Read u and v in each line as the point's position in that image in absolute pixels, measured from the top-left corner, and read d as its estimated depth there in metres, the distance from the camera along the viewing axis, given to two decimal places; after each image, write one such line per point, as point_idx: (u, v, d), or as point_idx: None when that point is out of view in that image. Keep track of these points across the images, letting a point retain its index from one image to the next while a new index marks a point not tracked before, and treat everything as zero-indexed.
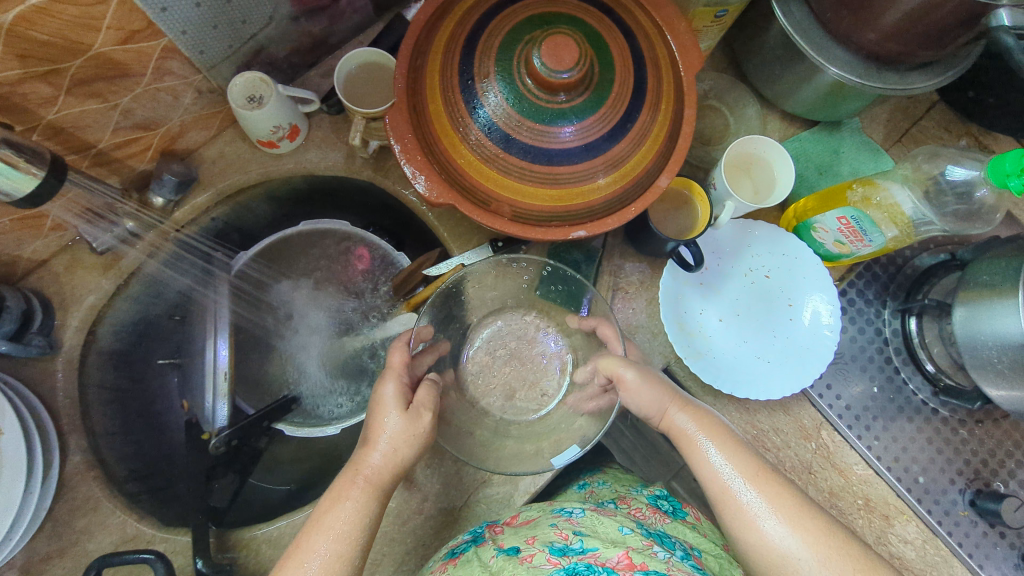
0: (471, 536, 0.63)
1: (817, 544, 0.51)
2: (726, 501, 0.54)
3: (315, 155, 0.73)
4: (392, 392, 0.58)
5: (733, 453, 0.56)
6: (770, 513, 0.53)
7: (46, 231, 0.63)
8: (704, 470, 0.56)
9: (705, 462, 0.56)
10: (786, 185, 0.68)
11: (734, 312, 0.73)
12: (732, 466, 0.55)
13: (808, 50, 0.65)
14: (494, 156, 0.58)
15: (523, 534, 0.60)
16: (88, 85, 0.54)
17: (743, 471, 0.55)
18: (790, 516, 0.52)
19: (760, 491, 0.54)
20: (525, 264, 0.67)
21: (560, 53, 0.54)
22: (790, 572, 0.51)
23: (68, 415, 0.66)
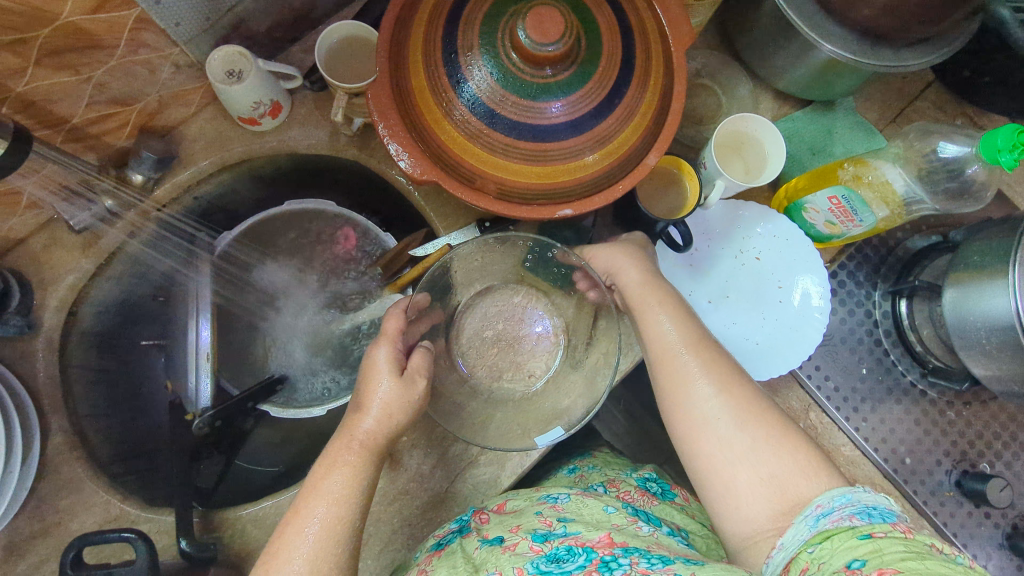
0: (457, 526, 0.63)
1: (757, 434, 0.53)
2: (691, 410, 0.56)
3: (298, 133, 0.71)
4: (384, 357, 0.58)
5: (708, 360, 0.57)
6: (720, 408, 0.55)
7: (22, 208, 0.62)
8: (672, 370, 0.58)
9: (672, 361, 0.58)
10: (779, 160, 0.67)
11: (724, 294, 0.72)
12: (704, 373, 0.57)
13: (801, 26, 0.64)
14: (479, 132, 0.57)
15: (507, 522, 0.60)
16: (58, 56, 0.52)
17: (715, 379, 0.56)
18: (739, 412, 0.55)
19: (726, 402, 0.55)
20: (517, 242, 0.67)
21: (544, 24, 0.52)
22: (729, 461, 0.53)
23: (50, 395, 0.65)
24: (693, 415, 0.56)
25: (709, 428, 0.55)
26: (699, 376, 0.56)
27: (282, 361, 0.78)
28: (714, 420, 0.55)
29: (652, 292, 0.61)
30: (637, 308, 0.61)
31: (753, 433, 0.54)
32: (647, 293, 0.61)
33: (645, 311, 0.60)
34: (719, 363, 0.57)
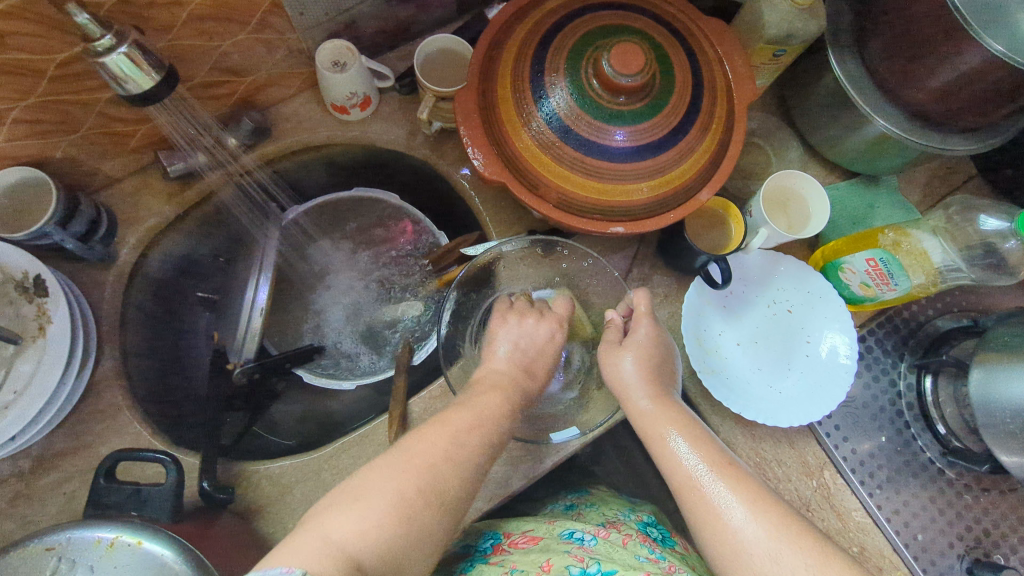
0: (473, 556, 0.63)
1: (748, 496, 0.50)
2: (668, 465, 0.55)
3: (380, 128, 0.77)
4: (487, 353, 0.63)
5: (733, 481, 0.51)
6: (711, 475, 0.52)
7: (128, 150, 0.69)
8: (699, 500, 0.52)
9: (658, 435, 0.56)
10: (826, 213, 0.70)
11: (752, 339, 0.74)
12: (732, 492, 0.51)
13: (858, 101, 0.69)
14: (551, 143, 0.62)
15: (535, 556, 0.59)
16: (200, 22, 0.59)
17: (743, 500, 0.50)
18: (736, 485, 0.51)
19: (726, 483, 0.51)
20: (567, 250, 0.72)
21: (627, 57, 0.58)
22: (720, 520, 0.50)
23: (109, 323, 0.69)
24: (725, 547, 0.49)
25: (747, 562, 0.48)
26: (668, 428, 0.56)
27: (319, 336, 0.81)
28: (751, 551, 0.48)
29: (663, 414, 0.58)
30: (652, 438, 0.57)
31: (792, 559, 0.46)
32: (659, 416, 0.57)
33: (660, 436, 0.56)
34: (741, 482, 0.51)
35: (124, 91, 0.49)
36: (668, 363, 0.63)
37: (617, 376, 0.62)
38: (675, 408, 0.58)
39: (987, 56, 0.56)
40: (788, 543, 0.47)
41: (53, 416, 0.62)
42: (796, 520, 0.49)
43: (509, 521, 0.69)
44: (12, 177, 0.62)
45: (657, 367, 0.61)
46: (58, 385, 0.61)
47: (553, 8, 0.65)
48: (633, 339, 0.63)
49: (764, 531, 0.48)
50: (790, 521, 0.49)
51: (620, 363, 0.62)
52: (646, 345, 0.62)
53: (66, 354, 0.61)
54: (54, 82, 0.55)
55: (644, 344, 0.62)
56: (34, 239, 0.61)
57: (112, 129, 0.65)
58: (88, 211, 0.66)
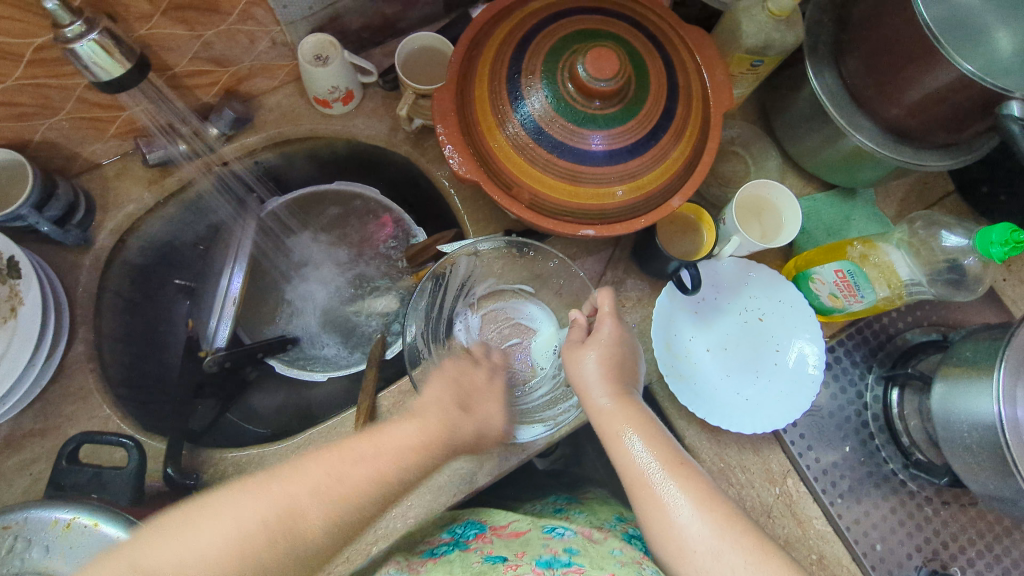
0: (452, 540, 0.63)
1: (699, 499, 0.51)
2: (621, 463, 0.55)
3: (362, 123, 0.78)
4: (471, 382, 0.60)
5: (684, 480, 0.52)
6: (664, 474, 0.52)
7: (109, 135, 0.69)
8: (650, 496, 0.52)
9: (616, 435, 0.56)
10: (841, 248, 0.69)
11: (722, 346, 0.75)
12: (681, 492, 0.51)
13: (834, 115, 0.70)
14: (525, 145, 0.63)
15: (513, 546, 0.59)
16: (180, 11, 0.60)
17: (692, 498, 0.51)
18: (686, 485, 0.52)
19: (677, 484, 0.52)
20: (536, 252, 0.73)
21: (601, 62, 0.59)
22: (668, 521, 0.51)
23: (83, 307, 0.69)
24: (671, 544, 0.50)
25: (690, 559, 0.49)
26: (623, 426, 0.56)
27: (294, 327, 0.82)
28: (696, 549, 0.49)
29: (621, 410, 0.57)
30: (609, 434, 0.57)
31: (734, 558, 0.48)
32: (617, 413, 0.57)
33: (616, 433, 0.56)
34: (691, 482, 0.52)
35: (94, 78, 0.49)
36: (629, 361, 0.63)
37: (579, 373, 0.62)
38: (633, 406, 0.58)
39: (956, 76, 0.57)
40: (734, 547, 0.48)
41: (22, 396, 0.62)
42: (742, 520, 0.50)
43: (487, 510, 0.69)
44: None
45: (616, 365, 0.61)
46: (28, 365, 0.61)
47: (533, 11, 0.65)
48: (597, 338, 0.63)
49: (709, 530, 0.49)
50: (736, 520, 0.50)
51: (582, 360, 0.62)
52: (608, 343, 0.62)
53: (36, 335, 0.62)
54: (31, 67, 0.56)
55: (607, 341, 0.63)
56: (9, 221, 0.62)
57: (91, 114, 0.65)
58: (64, 196, 0.66)
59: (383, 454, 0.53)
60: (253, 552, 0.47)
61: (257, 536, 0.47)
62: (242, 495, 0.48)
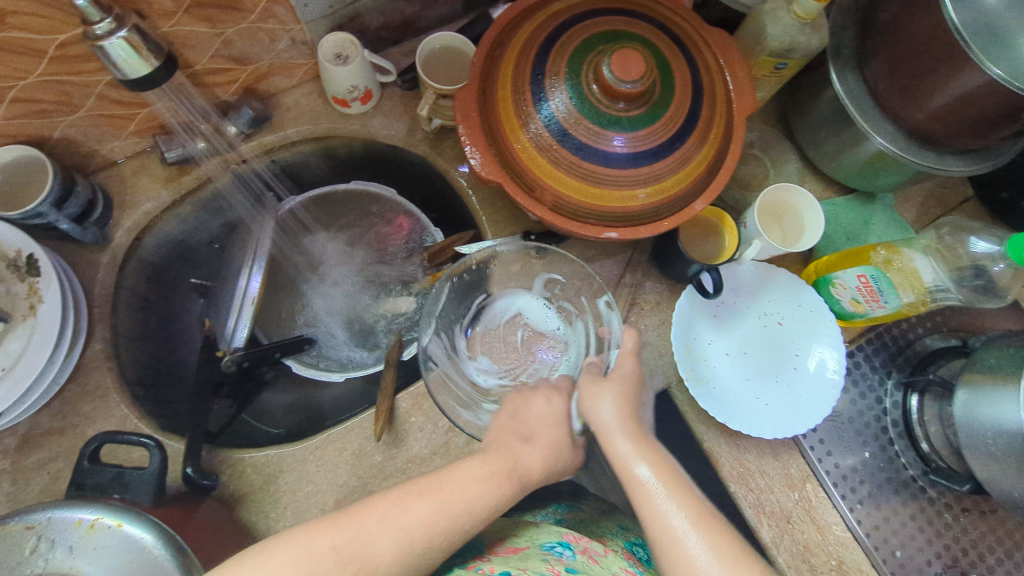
0: (454, 559, 0.64)
1: (724, 547, 0.51)
2: (642, 508, 0.54)
3: (380, 122, 0.77)
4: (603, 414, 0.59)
5: (712, 535, 0.51)
6: (688, 524, 0.52)
7: (127, 133, 0.69)
8: (677, 552, 0.51)
9: (635, 479, 0.55)
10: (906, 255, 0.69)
11: (741, 350, 0.74)
12: (704, 541, 0.51)
13: (858, 118, 0.69)
14: (548, 146, 0.62)
15: (514, 564, 0.60)
16: (203, 9, 0.59)
17: (721, 556, 0.50)
18: (710, 532, 0.52)
19: (701, 533, 0.51)
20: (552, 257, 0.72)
21: (627, 64, 0.59)
22: (694, 573, 0.50)
23: (100, 305, 0.69)
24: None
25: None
26: (641, 465, 0.56)
27: (310, 327, 0.81)
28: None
29: (640, 452, 0.57)
30: (630, 483, 0.56)
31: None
32: (633, 457, 0.56)
33: (637, 479, 0.55)
34: (714, 530, 0.52)
35: (121, 75, 0.49)
36: (640, 396, 0.62)
37: (596, 416, 0.60)
38: (649, 446, 0.57)
39: (985, 80, 0.57)
40: None
41: (40, 395, 0.62)
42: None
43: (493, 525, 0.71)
44: (10, 154, 0.62)
45: (632, 405, 0.60)
46: (47, 364, 0.61)
47: (557, 11, 0.65)
48: (619, 373, 0.63)
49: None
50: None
51: (597, 405, 0.60)
52: (629, 381, 0.62)
53: (55, 334, 0.61)
54: (54, 64, 0.56)
55: (626, 380, 0.62)
56: (28, 218, 0.61)
57: (111, 111, 0.65)
58: (83, 193, 0.66)
59: (447, 493, 0.53)
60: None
61: (326, 560, 0.47)
62: (341, 529, 0.49)
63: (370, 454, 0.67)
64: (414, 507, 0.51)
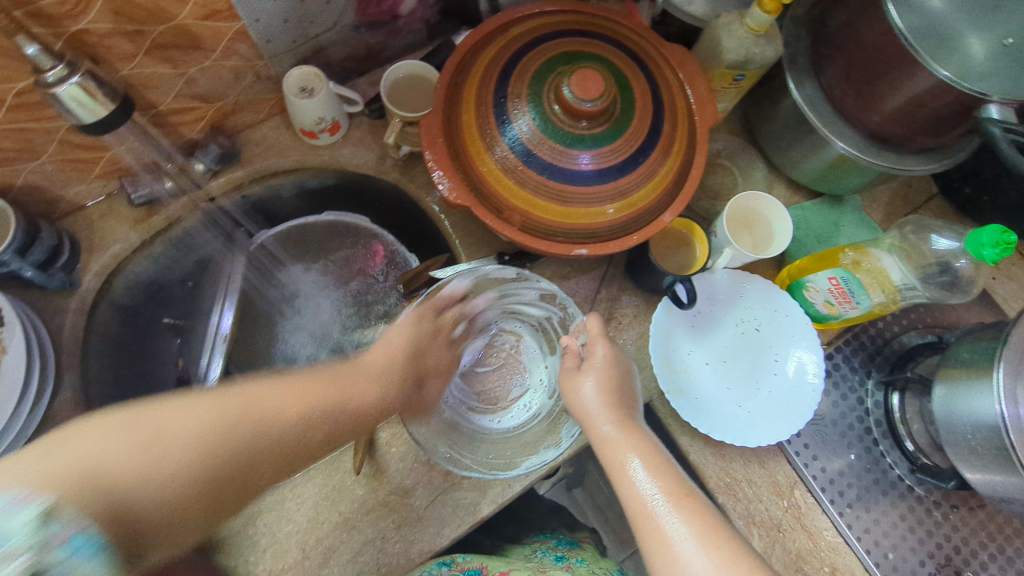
0: None
1: (708, 535, 0.48)
2: (624, 495, 0.53)
3: (350, 151, 0.78)
4: (591, 393, 0.60)
5: (688, 511, 0.49)
6: (670, 507, 0.50)
7: (92, 176, 0.69)
8: (654, 532, 0.49)
9: (624, 471, 0.53)
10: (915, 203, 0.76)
11: (721, 359, 0.74)
12: (685, 525, 0.49)
13: (817, 123, 0.71)
14: (515, 168, 0.63)
15: None
16: (163, 50, 0.60)
17: (696, 532, 0.48)
18: (690, 514, 0.49)
19: (680, 514, 0.49)
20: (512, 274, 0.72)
21: (587, 84, 0.60)
22: (674, 567, 0.47)
23: (70, 352, 0.67)
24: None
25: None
26: (629, 454, 0.54)
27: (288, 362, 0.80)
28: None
29: (627, 440, 0.56)
30: (613, 465, 0.55)
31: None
32: (621, 443, 0.56)
33: (620, 462, 0.54)
34: (695, 513, 0.49)
35: (77, 121, 0.48)
36: (626, 383, 0.62)
37: (579, 402, 0.61)
38: (638, 434, 0.57)
39: (934, 82, 0.58)
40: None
41: (8, 447, 0.60)
42: (750, 558, 0.46)
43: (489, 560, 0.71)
44: None
45: (617, 391, 0.61)
46: (12, 417, 0.59)
47: (517, 36, 0.66)
48: (592, 362, 0.63)
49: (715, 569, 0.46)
50: (743, 558, 0.47)
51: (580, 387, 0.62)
52: (603, 365, 0.62)
53: (20, 385, 0.60)
54: (12, 112, 0.55)
55: (602, 363, 0.63)
56: None
57: (76, 156, 0.65)
58: (48, 239, 0.65)
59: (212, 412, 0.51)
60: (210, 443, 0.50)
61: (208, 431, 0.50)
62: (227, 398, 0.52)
63: (351, 489, 0.66)
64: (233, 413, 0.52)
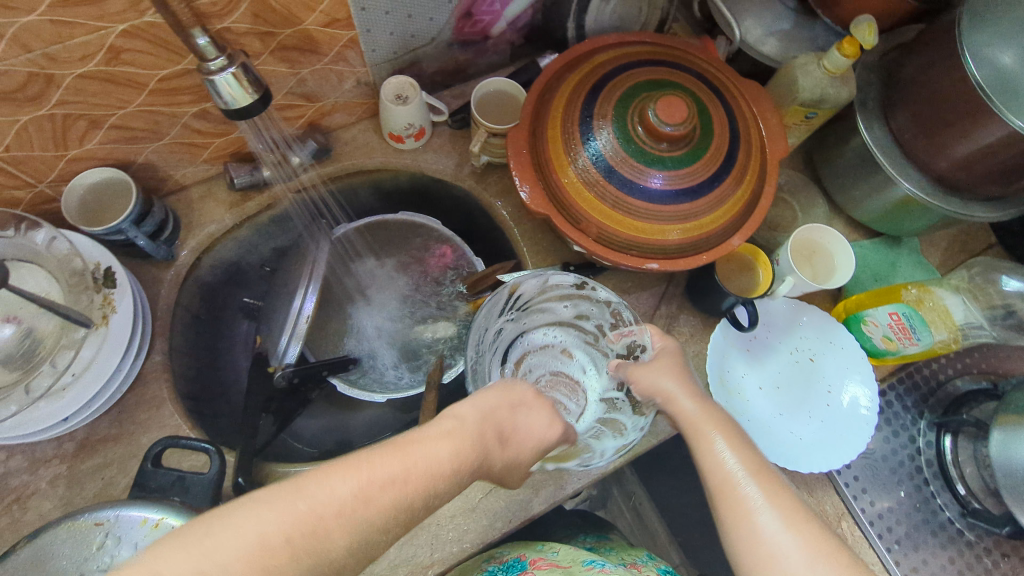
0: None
1: (791, 514, 0.48)
2: (706, 468, 0.52)
3: (431, 157, 0.83)
4: (676, 386, 0.60)
5: (770, 489, 0.50)
6: (753, 481, 0.50)
7: (201, 160, 0.75)
8: (734, 504, 0.50)
9: (711, 450, 0.53)
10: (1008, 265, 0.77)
11: (774, 384, 0.76)
12: (769, 501, 0.49)
13: (884, 164, 0.73)
14: (595, 182, 0.66)
15: None
16: (285, 51, 0.66)
17: (780, 509, 0.48)
18: (773, 491, 0.49)
19: (764, 488, 0.50)
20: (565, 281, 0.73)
21: (672, 109, 0.63)
22: (759, 542, 0.47)
23: (162, 320, 0.72)
24: (759, 553, 0.47)
25: (781, 569, 0.46)
26: (714, 431, 0.54)
27: (353, 349, 0.84)
28: (784, 560, 0.46)
29: (708, 416, 0.56)
30: (694, 436, 0.55)
31: (828, 572, 0.44)
32: (702, 418, 0.56)
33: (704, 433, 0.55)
34: (782, 490, 0.49)
35: (222, 104, 0.52)
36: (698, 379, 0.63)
37: (654, 384, 0.61)
38: (716, 412, 0.57)
39: (1008, 131, 0.61)
40: (832, 552, 0.46)
41: (105, 401, 0.64)
42: (833, 536, 0.47)
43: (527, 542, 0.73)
44: (98, 176, 0.67)
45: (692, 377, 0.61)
46: (114, 372, 0.64)
47: (602, 61, 0.71)
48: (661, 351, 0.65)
49: (801, 541, 0.46)
50: (827, 536, 0.47)
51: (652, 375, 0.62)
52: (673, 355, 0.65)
53: (124, 343, 0.64)
54: (152, 95, 0.61)
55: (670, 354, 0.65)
56: (110, 234, 0.66)
57: (191, 140, 0.71)
58: (158, 214, 0.70)
59: (412, 484, 0.43)
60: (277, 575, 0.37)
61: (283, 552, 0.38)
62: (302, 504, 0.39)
63: None
64: (399, 487, 0.42)
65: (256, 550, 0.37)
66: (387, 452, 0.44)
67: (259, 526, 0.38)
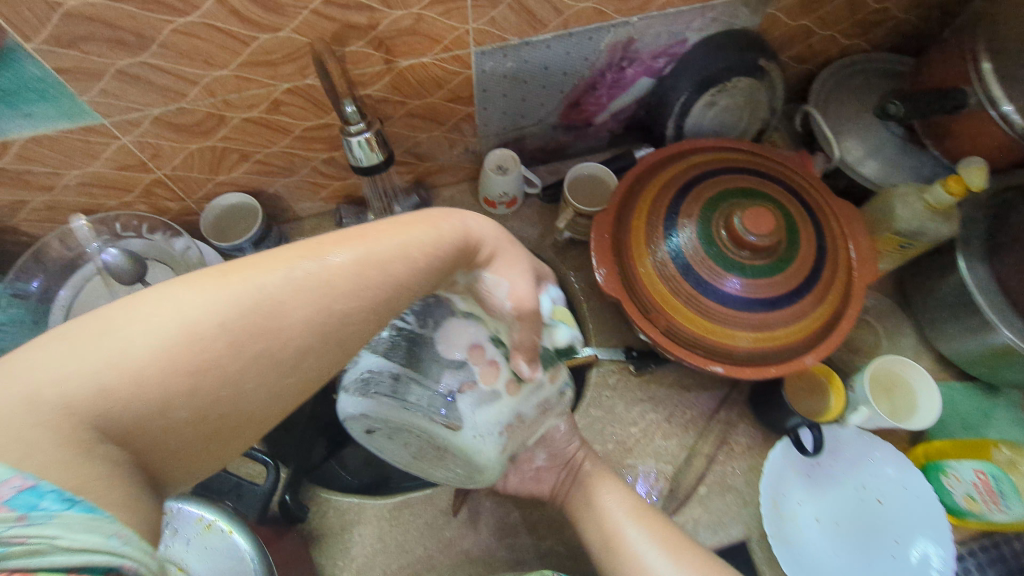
0: None
1: (664, 542, 0.58)
2: (604, 524, 0.61)
3: (518, 225, 0.88)
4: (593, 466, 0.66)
5: (652, 529, 0.59)
6: (632, 522, 0.60)
7: (318, 198, 0.84)
8: (625, 548, 0.58)
9: (602, 502, 0.62)
10: None
11: (834, 521, 0.70)
12: (649, 542, 0.58)
13: (984, 307, 0.69)
14: (671, 276, 0.68)
15: None
16: (410, 118, 0.74)
17: (663, 547, 0.57)
18: (670, 543, 0.57)
19: (635, 525, 0.59)
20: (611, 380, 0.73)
21: (759, 220, 0.65)
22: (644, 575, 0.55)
23: None
24: None
25: None
26: (609, 485, 0.64)
27: None
28: None
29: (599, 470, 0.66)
30: (582, 491, 0.64)
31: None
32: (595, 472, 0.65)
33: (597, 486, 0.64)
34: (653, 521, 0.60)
35: (353, 161, 0.61)
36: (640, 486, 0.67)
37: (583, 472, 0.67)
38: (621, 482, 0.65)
39: None
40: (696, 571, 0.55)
41: None
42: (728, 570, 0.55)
43: None
44: (232, 199, 0.77)
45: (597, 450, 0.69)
46: None
47: (695, 163, 0.74)
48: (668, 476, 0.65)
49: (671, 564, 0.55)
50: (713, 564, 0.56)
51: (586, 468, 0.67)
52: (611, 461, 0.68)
53: None
54: (293, 140, 0.71)
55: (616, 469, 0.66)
56: (231, 251, 0.75)
57: (315, 180, 0.80)
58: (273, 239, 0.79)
59: (331, 284, 0.38)
60: (209, 360, 0.34)
61: (213, 341, 0.34)
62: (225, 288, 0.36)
63: (440, 529, 0.70)
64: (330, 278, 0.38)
65: (180, 331, 0.34)
66: (350, 239, 0.40)
67: (184, 308, 0.34)
